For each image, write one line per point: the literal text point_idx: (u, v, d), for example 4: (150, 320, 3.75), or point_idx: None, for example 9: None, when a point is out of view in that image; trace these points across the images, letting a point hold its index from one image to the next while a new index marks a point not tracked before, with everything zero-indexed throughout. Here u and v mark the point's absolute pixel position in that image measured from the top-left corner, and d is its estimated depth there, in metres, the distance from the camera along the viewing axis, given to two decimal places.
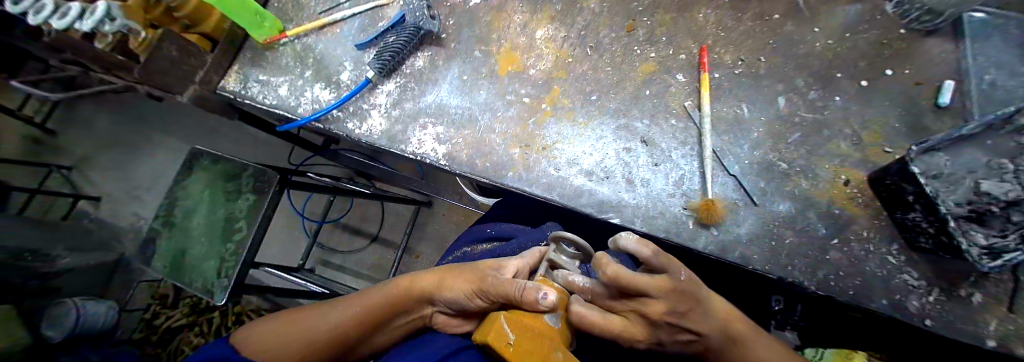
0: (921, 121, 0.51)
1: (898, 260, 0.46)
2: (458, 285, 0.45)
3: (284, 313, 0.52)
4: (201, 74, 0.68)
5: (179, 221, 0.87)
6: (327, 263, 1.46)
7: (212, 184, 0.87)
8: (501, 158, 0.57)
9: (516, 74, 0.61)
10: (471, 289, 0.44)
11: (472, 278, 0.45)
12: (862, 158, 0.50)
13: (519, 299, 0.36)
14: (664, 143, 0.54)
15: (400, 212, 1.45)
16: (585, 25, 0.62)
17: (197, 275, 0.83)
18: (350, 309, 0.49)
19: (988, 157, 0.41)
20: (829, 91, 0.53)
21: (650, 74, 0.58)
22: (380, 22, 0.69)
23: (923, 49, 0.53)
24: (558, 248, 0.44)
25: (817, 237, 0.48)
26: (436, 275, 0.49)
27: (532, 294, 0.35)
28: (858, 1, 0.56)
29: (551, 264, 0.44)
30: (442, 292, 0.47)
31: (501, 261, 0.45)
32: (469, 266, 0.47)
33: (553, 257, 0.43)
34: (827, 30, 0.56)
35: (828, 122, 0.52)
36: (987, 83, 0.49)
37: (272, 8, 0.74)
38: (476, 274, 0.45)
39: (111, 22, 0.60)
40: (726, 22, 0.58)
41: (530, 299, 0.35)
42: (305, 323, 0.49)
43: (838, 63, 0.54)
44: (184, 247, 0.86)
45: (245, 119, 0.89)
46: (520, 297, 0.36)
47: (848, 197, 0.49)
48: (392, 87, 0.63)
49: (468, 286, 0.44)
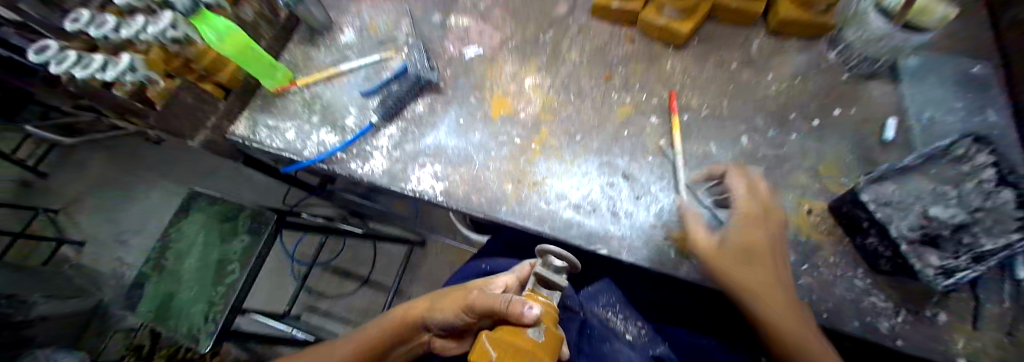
0: (870, 155, 0.57)
1: (865, 282, 0.49)
2: (447, 306, 0.48)
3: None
4: (213, 119, 0.73)
5: (169, 265, 0.84)
6: (315, 309, 1.43)
7: (207, 225, 0.88)
8: (495, 193, 0.61)
9: (507, 118, 0.67)
10: (460, 308, 0.46)
11: (460, 298, 0.47)
12: (822, 189, 0.56)
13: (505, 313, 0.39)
14: (643, 177, 0.59)
15: (394, 252, 1.46)
16: (568, 73, 0.70)
17: (183, 320, 0.82)
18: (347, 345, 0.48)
19: (933, 185, 0.47)
20: (785, 130, 0.60)
21: (627, 117, 0.64)
22: (383, 72, 0.76)
23: (864, 93, 0.61)
24: (546, 263, 0.47)
25: (787, 263, 0.52)
26: (427, 302, 0.51)
27: (517, 307, 0.37)
28: (803, 53, 0.64)
29: (539, 280, 0.47)
30: (432, 316, 0.49)
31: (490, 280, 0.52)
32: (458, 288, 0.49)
33: (541, 270, 0.46)
34: (779, 77, 0.64)
35: (787, 157, 0.58)
36: (926, 119, 0.57)
37: (283, 60, 0.81)
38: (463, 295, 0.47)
39: (132, 72, 0.63)
40: (691, 71, 0.66)
41: (516, 312, 0.37)
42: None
43: (791, 105, 0.61)
44: (169, 292, 0.83)
45: (249, 163, 0.93)
46: (507, 310, 0.38)
47: (811, 224, 0.54)
48: (393, 130, 0.69)
49: (456, 306, 0.47)
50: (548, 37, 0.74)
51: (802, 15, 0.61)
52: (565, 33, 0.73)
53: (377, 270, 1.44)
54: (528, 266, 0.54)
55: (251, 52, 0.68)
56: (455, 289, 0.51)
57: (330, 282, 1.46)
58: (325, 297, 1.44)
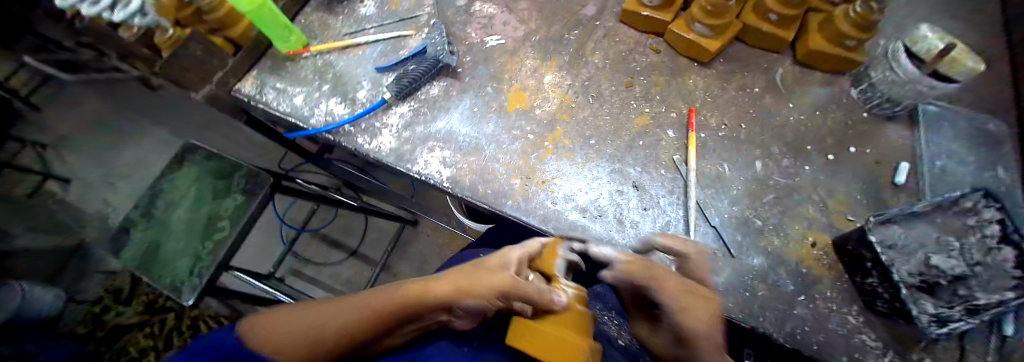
0: (880, 194, 0.57)
1: (858, 321, 0.50)
2: (482, 291, 0.39)
3: (260, 314, 0.40)
4: (220, 75, 0.70)
5: (159, 213, 0.82)
6: (300, 274, 1.42)
7: (200, 182, 0.85)
8: (502, 186, 0.60)
9: (522, 112, 0.66)
10: (494, 294, 0.38)
11: (496, 285, 0.38)
12: (828, 223, 0.56)
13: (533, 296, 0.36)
14: (653, 189, 0.59)
15: (387, 228, 1.44)
16: (589, 76, 0.69)
17: (167, 272, 0.76)
18: (350, 308, 0.38)
19: (937, 233, 0.48)
20: (799, 160, 0.60)
21: (644, 127, 0.64)
22: (401, 49, 0.74)
23: (881, 132, 0.61)
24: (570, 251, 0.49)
25: (785, 292, 0.52)
26: (443, 278, 0.41)
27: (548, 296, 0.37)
28: (827, 86, 0.65)
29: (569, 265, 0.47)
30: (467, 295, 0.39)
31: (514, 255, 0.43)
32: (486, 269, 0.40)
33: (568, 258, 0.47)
34: (799, 106, 0.64)
35: (798, 188, 0.58)
36: (939, 167, 0.57)
37: (298, 24, 0.79)
38: (494, 262, 0.42)
39: (142, 16, 0.64)
40: (714, 90, 0.66)
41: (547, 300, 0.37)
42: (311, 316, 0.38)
43: (809, 137, 0.61)
44: (158, 243, 0.79)
45: (251, 123, 0.91)
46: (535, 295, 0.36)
47: (814, 257, 0.54)
48: (405, 109, 0.67)
49: (492, 291, 0.38)
50: (572, 37, 0.73)
51: (831, 49, 0.61)
52: (591, 34, 0.72)
53: (367, 243, 1.43)
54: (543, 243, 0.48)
55: (268, 10, 0.64)
56: (483, 267, 0.41)
57: (319, 248, 1.44)
58: (311, 263, 1.42)
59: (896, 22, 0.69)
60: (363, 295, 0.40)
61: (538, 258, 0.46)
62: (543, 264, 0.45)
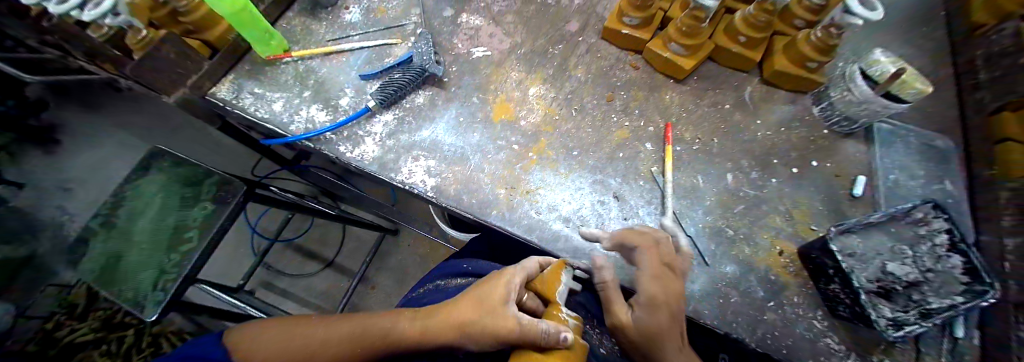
0: (840, 205, 0.61)
1: (822, 324, 0.53)
2: (483, 340, 0.41)
3: (260, 325, 0.42)
4: (194, 78, 0.68)
5: (121, 223, 0.76)
6: (272, 286, 1.36)
7: (166, 189, 0.79)
8: (487, 196, 0.61)
9: (507, 122, 0.67)
10: (496, 341, 0.40)
11: (496, 332, 0.40)
12: (793, 232, 0.59)
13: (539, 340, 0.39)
14: (632, 200, 0.61)
15: (366, 237, 1.42)
16: (573, 90, 0.71)
17: (129, 285, 0.71)
18: (348, 336, 0.41)
19: (891, 242, 0.52)
20: (767, 173, 0.64)
21: (624, 140, 0.66)
22: (385, 57, 0.74)
23: (839, 148, 0.65)
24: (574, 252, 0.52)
25: (755, 298, 0.54)
26: (446, 311, 0.43)
27: (551, 334, 0.39)
28: (791, 104, 0.69)
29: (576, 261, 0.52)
30: (469, 334, 0.41)
31: (510, 289, 0.44)
32: (489, 314, 0.41)
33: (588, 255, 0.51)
34: (765, 122, 0.68)
35: (765, 199, 0.62)
36: (891, 181, 0.62)
37: (280, 28, 0.78)
38: (499, 297, 0.43)
39: (114, 17, 0.59)
40: (688, 106, 0.69)
41: (551, 339, 0.39)
42: (312, 342, 0.41)
43: (775, 151, 0.65)
44: (119, 252, 0.74)
45: (225, 129, 0.87)
46: (543, 339, 0.39)
47: (782, 265, 0.57)
48: (390, 117, 0.67)
49: (493, 339, 0.40)
50: (557, 51, 0.75)
51: (794, 70, 0.65)
52: (574, 49, 0.75)
53: (344, 253, 1.40)
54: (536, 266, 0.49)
55: (249, 14, 0.63)
56: (483, 307, 0.42)
57: (293, 259, 1.39)
58: (285, 274, 1.37)
59: (851, 47, 0.76)
60: (364, 322, 0.42)
61: (538, 280, 0.49)
62: (544, 285, 0.48)
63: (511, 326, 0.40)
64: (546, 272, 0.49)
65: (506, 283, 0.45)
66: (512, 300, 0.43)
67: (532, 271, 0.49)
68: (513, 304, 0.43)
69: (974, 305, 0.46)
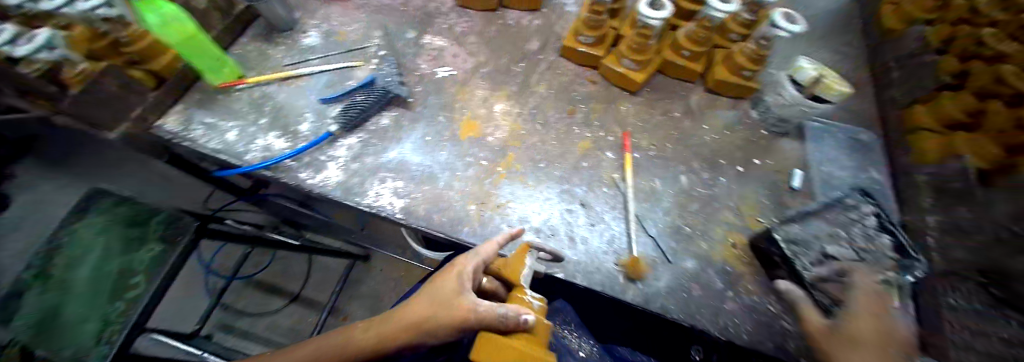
0: (782, 198, 0.67)
1: (777, 309, 0.57)
2: (442, 332, 0.41)
3: None
4: (138, 112, 0.65)
5: (56, 273, 0.68)
6: (235, 326, 1.28)
7: (108, 231, 0.73)
8: (458, 212, 0.62)
9: (474, 139, 0.69)
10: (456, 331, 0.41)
11: (453, 322, 0.41)
12: (744, 226, 0.64)
13: (498, 324, 0.39)
14: (598, 206, 0.64)
15: (337, 265, 1.37)
16: (536, 105, 0.74)
17: (69, 342, 0.65)
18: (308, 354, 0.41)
19: (828, 228, 0.58)
20: (715, 173, 0.69)
21: (587, 150, 0.69)
22: (348, 80, 0.74)
23: (777, 146, 0.72)
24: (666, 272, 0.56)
25: (715, 290, 0.58)
26: (403, 310, 0.43)
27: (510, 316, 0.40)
28: (732, 108, 0.76)
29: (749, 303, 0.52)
30: (428, 330, 0.41)
31: (464, 279, 0.44)
32: (444, 308, 0.42)
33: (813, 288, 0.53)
34: (712, 127, 0.74)
35: (717, 196, 0.67)
36: (823, 173, 0.69)
37: (233, 54, 0.77)
38: (452, 289, 0.44)
39: (50, 51, 0.55)
40: (643, 115, 0.74)
41: (510, 320, 0.39)
42: None
43: (721, 153, 0.71)
44: (56, 304, 0.66)
45: (176, 162, 0.83)
46: (500, 321, 0.39)
47: (736, 256, 0.61)
48: (353, 141, 0.67)
49: (452, 329, 0.41)
50: (520, 68, 0.78)
51: (732, 78, 0.72)
52: (535, 66, 0.79)
53: (313, 283, 1.34)
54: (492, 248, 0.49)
55: (197, 39, 0.63)
56: (438, 302, 0.43)
57: (256, 297, 1.32)
58: (246, 314, 1.29)
59: (780, 55, 0.85)
60: (320, 340, 0.42)
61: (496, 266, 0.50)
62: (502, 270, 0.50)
63: (466, 315, 0.40)
64: (508, 258, 0.50)
65: (460, 274, 0.45)
66: (467, 290, 0.44)
67: (488, 254, 0.49)
68: (469, 293, 0.43)
69: (899, 280, 0.52)
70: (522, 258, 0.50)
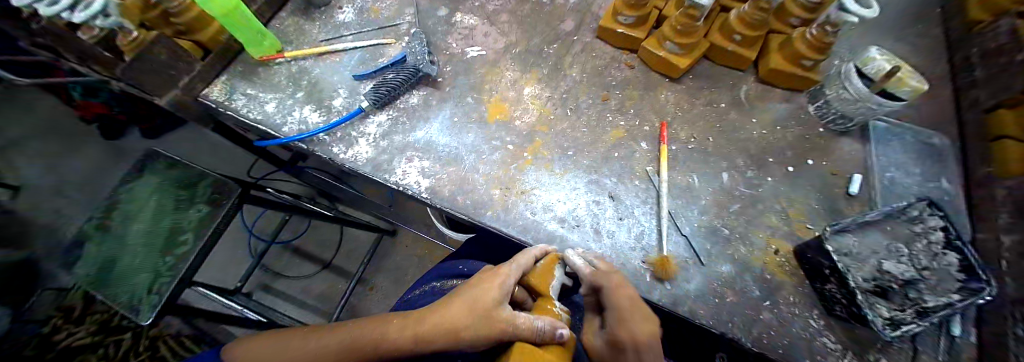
0: (836, 204, 0.61)
1: (819, 324, 0.53)
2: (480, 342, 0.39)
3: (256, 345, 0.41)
4: (185, 81, 0.67)
5: (116, 226, 0.74)
6: (270, 288, 1.36)
7: (161, 190, 0.77)
8: (482, 196, 0.60)
9: (502, 123, 0.67)
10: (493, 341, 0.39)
11: (491, 333, 0.39)
12: (789, 231, 0.59)
13: (535, 340, 0.38)
14: (628, 200, 0.61)
15: (363, 239, 1.41)
16: (568, 89, 0.71)
17: (123, 289, 0.68)
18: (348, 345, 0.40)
19: (888, 241, 0.52)
20: (762, 172, 0.63)
21: (619, 140, 0.66)
22: (379, 57, 0.74)
23: (835, 146, 0.65)
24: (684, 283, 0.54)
25: (750, 298, 0.54)
26: (439, 314, 0.41)
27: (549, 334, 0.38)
28: (786, 102, 0.69)
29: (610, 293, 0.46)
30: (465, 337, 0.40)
31: (502, 286, 0.43)
32: (482, 317, 0.40)
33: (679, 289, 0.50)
34: (762, 121, 0.67)
35: (761, 198, 0.61)
36: (888, 179, 0.62)
37: (272, 28, 0.77)
38: (491, 300, 0.42)
39: (105, 18, 0.58)
40: (683, 105, 0.69)
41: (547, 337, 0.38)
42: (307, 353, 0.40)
43: (770, 150, 0.65)
44: (115, 255, 0.71)
45: (219, 131, 0.86)
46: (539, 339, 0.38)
47: (777, 264, 0.57)
48: (383, 118, 0.67)
49: (490, 340, 0.39)
50: (552, 50, 0.74)
51: (791, 69, 0.65)
52: (569, 48, 0.75)
53: (340, 254, 1.39)
54: (530, 258, 0.47)
55: (241, 14, 0.62)
56: (476, 309, 0.41)
57: (292, 260, 1.39)
58: (285, 274, 1.37)
59: (847, 45, 0.75)
60: (355, 333, 0.41)
61: (532, 273, 0.48)
62: (538, 278, 0.48)
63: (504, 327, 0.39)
64: (539, 267, 0.49)
65: (497, 284, 0.43)
66: (505, 301, 0.42)
67: (527, 264, 0.47)
68: (507, 305, 0.42)
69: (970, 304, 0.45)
70: (553, 269, 0.49)
